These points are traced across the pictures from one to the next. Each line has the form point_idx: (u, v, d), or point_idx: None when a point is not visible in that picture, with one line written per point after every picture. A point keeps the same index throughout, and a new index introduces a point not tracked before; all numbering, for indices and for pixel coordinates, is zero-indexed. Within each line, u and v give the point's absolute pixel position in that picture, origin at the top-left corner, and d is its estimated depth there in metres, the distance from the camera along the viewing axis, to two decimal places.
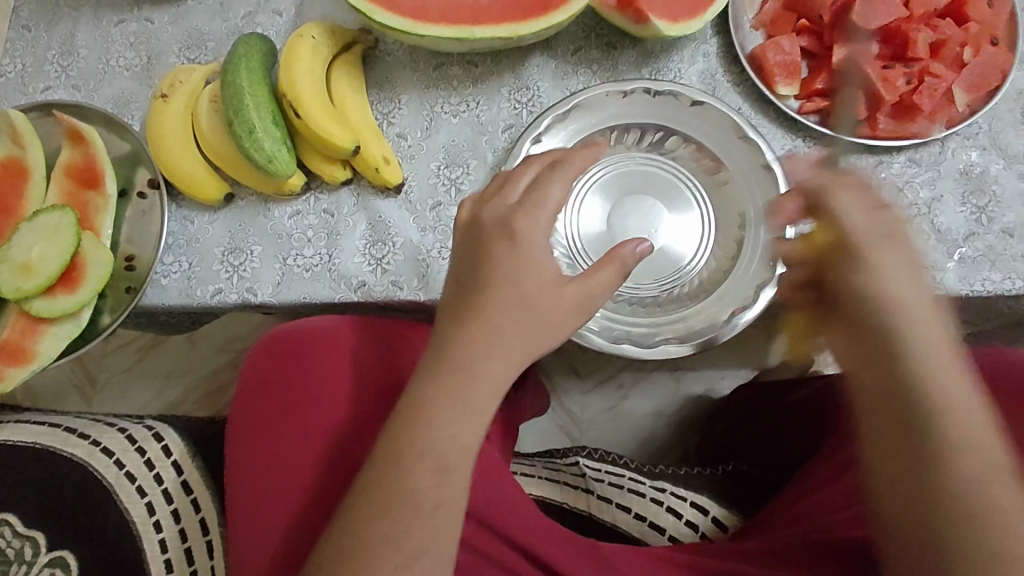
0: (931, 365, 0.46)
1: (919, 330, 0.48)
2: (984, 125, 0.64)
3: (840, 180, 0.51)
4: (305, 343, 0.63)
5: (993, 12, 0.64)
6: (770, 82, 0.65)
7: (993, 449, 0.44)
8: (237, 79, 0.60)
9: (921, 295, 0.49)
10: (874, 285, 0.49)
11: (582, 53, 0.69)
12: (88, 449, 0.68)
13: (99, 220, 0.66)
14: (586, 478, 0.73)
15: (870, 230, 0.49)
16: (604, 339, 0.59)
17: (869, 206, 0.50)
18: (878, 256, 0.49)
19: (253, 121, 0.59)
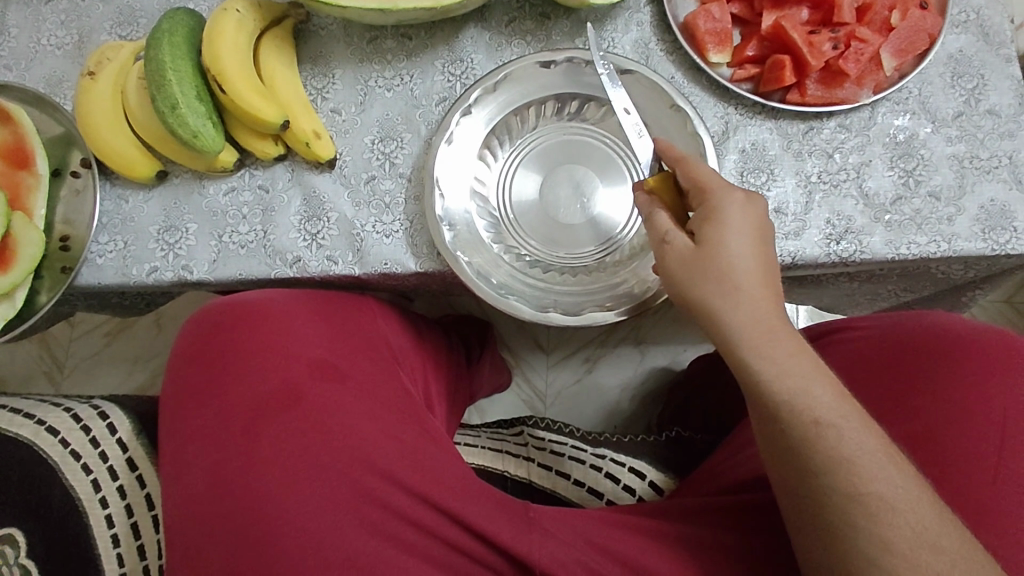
0: (786, 381, 0.49)
1: (775, 352, 0.50)
2: (913, 89, 0.65)
3: (714, 213, 0.53)
4: (247, 308, 0.62)
5: None
6: (701, 50, 0.65)
7: (862, 446, 0.47)
8: (159, 55, 0.60)
9: (774, 317, 0.51)
10: (736, 319, 0.51)
11: (516, 23, 0.68)
12: (31, 429, 0.68)
13: (31, 200, 0.66)
14: (528, 447, 0.77)
15: (741, 262, 0.52)
16: (531, 308, 0.60)
17: (750, 234, 0.52)
18: (722, 293, 0.51)
19: (175, 97, 0.59)
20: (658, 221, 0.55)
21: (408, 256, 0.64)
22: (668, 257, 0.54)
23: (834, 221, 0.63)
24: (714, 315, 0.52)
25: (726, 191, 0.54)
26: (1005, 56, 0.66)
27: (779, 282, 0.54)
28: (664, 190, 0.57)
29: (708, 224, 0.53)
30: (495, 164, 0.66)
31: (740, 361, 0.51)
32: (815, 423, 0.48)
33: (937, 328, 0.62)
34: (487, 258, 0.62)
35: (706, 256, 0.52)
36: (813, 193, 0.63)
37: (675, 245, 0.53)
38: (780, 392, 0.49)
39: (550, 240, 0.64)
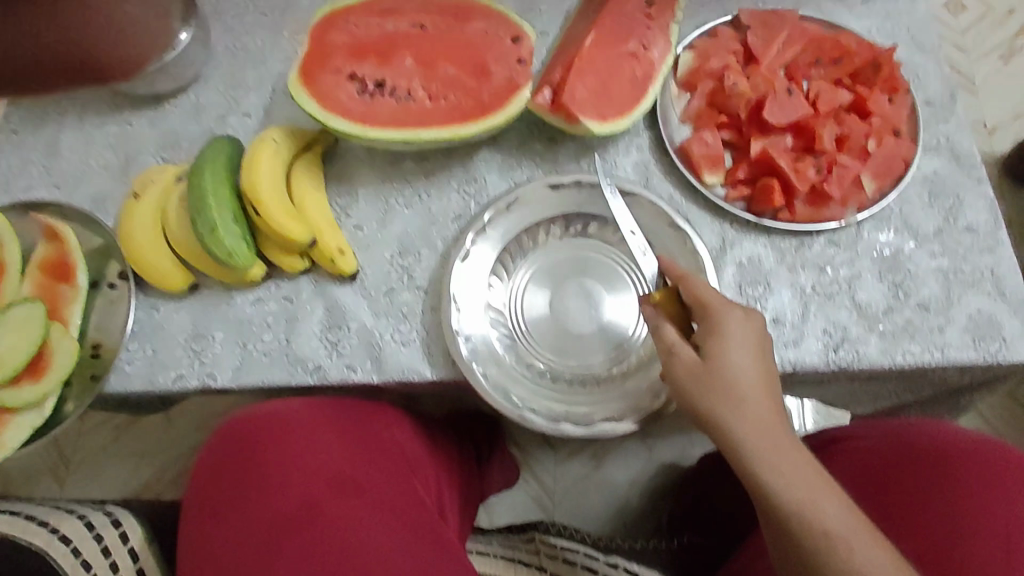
0: (795, 494, 0.50)
1: (782, 464, 0.51)
2: (894, 208, 0.70)
3: (716, 327, 0.56)
4: (273, 418, 0.65)
5: (894, 107, 0.71)
6: (697, 172, 0.71)
7: (878, 562, 0.47)
8: (202, 181, 0.66)
9: (779, 428, 0.53)
10: (743, 431, 0.53)
11: (526, 147, 0.74)
12: (45, 538, 0.66)
13: (68, 310, 0.69)
14: (540, 555, 0.77)
15: (743, 376, 0.54)
16: (543, 418, 0.62)
17: (750, 348, 0.56)
18: (728, 405, 0.53)
19: (214, 219, 0.64)
20: (664, 333, 0.58)
21: (424, 364, 0.67)
22: (675, 368, 0.57)
23: (830, 331, 0.66)
24: (722, 426, 0.54)
25: (726, 307, 0.57)
26: (976, 177, 0.71)
27: (781, 394, 0.56)
28: (669, 302, 0.60)
29: (711, 339, 0.56)
30: (498, 291, 0.69)
31: (749, 472, 0.52)
32: (827, 536, 0.48)
33: (930, 437, 0.65)
34: (500, 367, 0.65)
35: (712, 369, 0.55)
36: (809, 304, 0.67)
37: (681, 356, 0.56)
38: (790, 505, 0.50)
39: (559, 348, 0.67)
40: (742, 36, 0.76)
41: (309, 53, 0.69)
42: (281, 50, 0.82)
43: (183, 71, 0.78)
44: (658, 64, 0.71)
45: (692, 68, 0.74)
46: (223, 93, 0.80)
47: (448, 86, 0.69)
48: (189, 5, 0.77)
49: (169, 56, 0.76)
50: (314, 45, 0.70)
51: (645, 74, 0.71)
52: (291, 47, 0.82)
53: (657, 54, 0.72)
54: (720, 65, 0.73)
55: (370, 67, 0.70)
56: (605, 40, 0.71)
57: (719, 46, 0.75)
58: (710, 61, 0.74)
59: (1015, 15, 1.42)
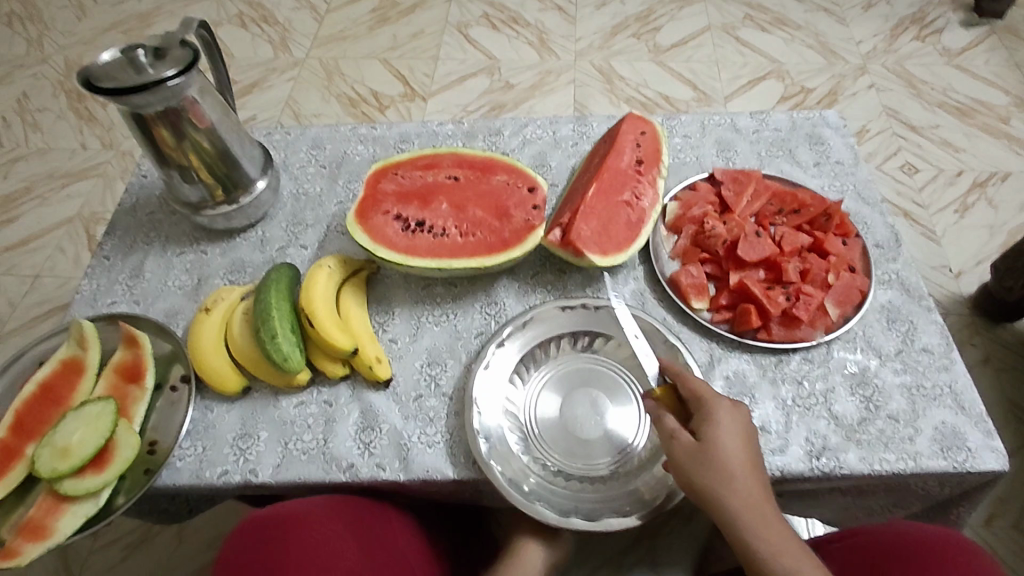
0: (779, 560, 0.62)
1: (767, 533, 0.63)
2: (858, 331, 0.81)
3: (710, 418, 0.66)
4: (288, 516, 0.70)
5: (848, 247, 0.85)
6: (685, 298, 0.83)
7: None
8: (268, 298, 0.78)
9: (762, 502, 0.65)
10: (738, 508, 0.63)
11: (539, 276, 0.88)
12: None
13: (134, 409, 0.78)
14: None
15: (735, 461, 0.65)
16: (555, 514, 0.69)
17: (738, 434, 0.66)
18: (725, 486, 0.64)
19: (276, 328, 0.75)
20: (665, 423, 0.68)
21: (447, 464, 0.74)
22: (677, 451, 0.66)
23: (811, 439, 0.74)
24: (719, 504, 0.64)
25: (716, 399, 0.68)
26: (926, 306, 0.83)
27: (762, 470, 0.67)
28: (667, 396, 0.71)
29: (705, 428, 0.66)
30: (521, 388, 0.78)
31: (744, 542, 0.63)
32: None
33: (918, 537, 0.70)
34: (515, 467, 0.72)
35: (708, 452, 0.65)
36: (791, 414, 0.76)
37: (682, 441, 0.66)
38: (775, 568, 0.62)
39: (568, 450, 0.74)
40: (717, 190, 0.93)
41: (365, 198, 0.85)
42: (336, 196, 0.99)
43: (256, 210, 0.94)
44: (649, 211, 0.87)
45: (677, 214, 0.90)
46: (285, 229, 0.96)
47: (476, 225, 0.84)
48: (267, 161, 0.95)
49: (247, 199, 0.92)
50: (369, 192, 0.86)
51: (638, 218, 0.86)
52: (345, 193, 1.00)
53: (647, 203, 0.88)
54: (699, 212, 0.89)
55: (413, 210, 0.85)
56: (604, 189, 0.87)
57: (698, 196, 0.92)
58: (692, 210, 0.90)
59: (963, 175, 1.64)
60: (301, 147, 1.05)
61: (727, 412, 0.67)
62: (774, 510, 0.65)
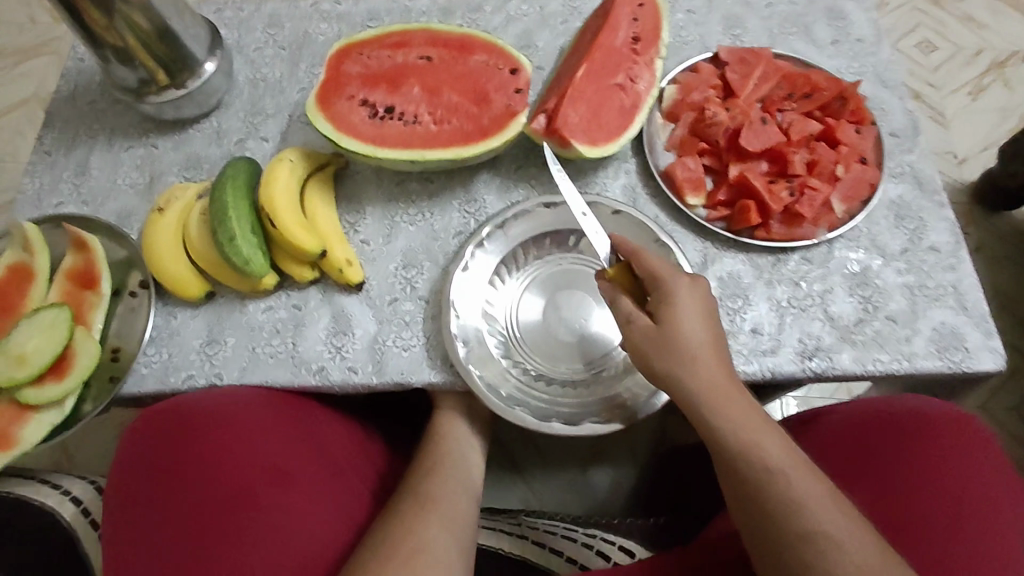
0: (740, 435, 0.59)
1: (731, 410, 0.60)
2: (864, 228, 0.75)
3: (669, 299, 0.62)
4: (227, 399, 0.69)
5: (860, 137, 0.78)
6: (680, 194, 0.77)
7: (809, 492, 0.55)
8: (224, 197, 0.71)
9: (726, 380, 0.61)
10: (699, 386, 0.60)
11: (523, 170, 0.80)
12: None
13: (92, 315, 0.74)
14: (522, 525, 0.85)
15: (695, 340, 0.61)
16: (535, 418, 0.67)
17: (699, 315, 0.62)
18: (683, 365, 0.60)
19: (233, 230, 0.69)
20: (621, 305, 0.64)
21: (424, 369, 0.71)
22: (634, 335, 0.63)
23: (805, 341, 0.71)
24: (678, 384, 0.61)
25: (676, 278, 0.64)
26: (938, 202, 0.77)
27: (727, 351, 0.63)
28: (623, 277, 0.66)
29: (663, 308, 0.62)
30: (500, 294, 0.74)
31: (702, 419, 0.60)
32: (767, 470, 0.57)
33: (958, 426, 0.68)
34: (494, 372, 0.69)
35: (668, 332, 0.61)
36: (785, 315, 0.72)
37: (639, 324, 0.63)
38: (737, 446, 0.59)
39: (550, 354, 0.71)
40: (721, 73, 0.83)
41: (326, 81, 0.75)
42: (298, 81, 0.89)
43: (208, 98, 0.84)
44: (645, 95, 0.78)
45: (676, 99, 0.81)
46: (243, 119, 0.87)
47: (451, 112, 0.75)
48: (215, 39, 0.84)
49: (195, 83, 0.82)
50: (331, 74, 0.76)
51: (632, 103, 0.78)
52: (307, 78, 0.89)
53: (643, 86, 0.78)
54: (700, 98, 0.80)
55: (381, 94, 0.76)
56: (595, 71, 0.77)
57: (699, 80, 0.82)
58: (692, 95, 0.81)
59: (982, 55, 1.51)
60: (256, 25, 0.93)
61: (685, 291, 0.63)
62: (739, 389, 0.62)
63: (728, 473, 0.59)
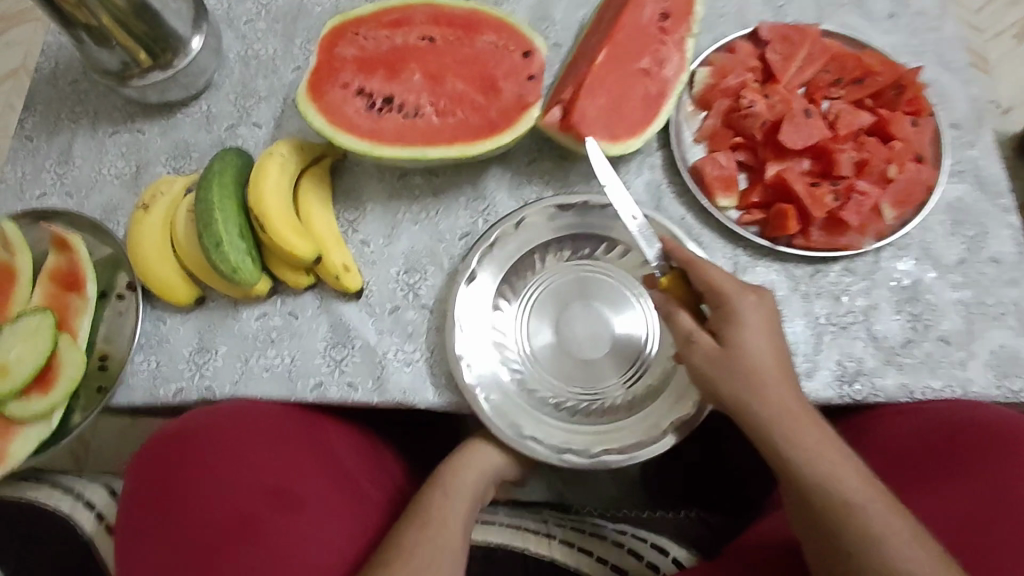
0: (818, 465, 0.51)
1: (802, 437, 0.53)
2: (916, 236, 0.68)
3: (731, 313, 0.56)
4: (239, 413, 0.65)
5: (918, 130, 0.69)
6: (709, 195, 0.69)
7: (891, 526, 0.48)
8: (209, 195, 0.65)
9: (796, 405, 0.54)
10: (767, 412, 0.54)
11: (537, 164, 0.73)
12: (72, 503, 0.72)
13: (77, 321, 0.69)
14: (548, 524, 0.73)
15: (761, 360, 0.55)
16: (547, 450, 0.61)
17: (765, 332, 0.56)
18: (749, 386, 0.54)
19: (220, 234, 0.63)
20: (680, 321, 0.58)
21: (427, 386, 0.66)
22: (695, 355, 0.57)
23: (844, 363, 0.64)
24: (744, 407, 0.54)
25: (739, 293, 0.57)
26: (1002, 206, 0.69)
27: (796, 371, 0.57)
28: (676, 287, 0.59)
29: (728, 324, 0.56)
30: (507, 310, 0.68)
31: (774, 449, 0.53)
32: (845, 504, 0.50)
33: None
34: (503, 392, 0.64)
35: (732, 354, 0.55)
36: (822, 334, 0.65)
37: (701, 343, 0.56)
38: (812, 477, 0.51)
39: (563, 374, 0.66)
40: (761, 53, 0.74)
41: (319, 66, 0.68)
42: (292, 59, 0.82)
43: (194, 80, 0.78)
44: (672, 83, 0.69)
45: (708, 85, 0.72)
46: (233, 102, 0.80)
47: (456, 102, 0.67)
48: (200, 13, 0.76)
49: (181, 63, 0.75)
50: (323, 59, 0.69)
51: (658, 92, 0.69)
52: (302, 56, 0.82)
53: (671, 71, 0.70)
54: (736, 83, 0.72)
55: (378, 82, 0.68)
56: (618, 54, 0.69)
57: (736, 61, 0.73)
58: (727, 79, 0.72)
59: None
60: None
61: (749, 307, 0.56)
62: (813, 415, 0.55)
63: (799, 509, 0.52)
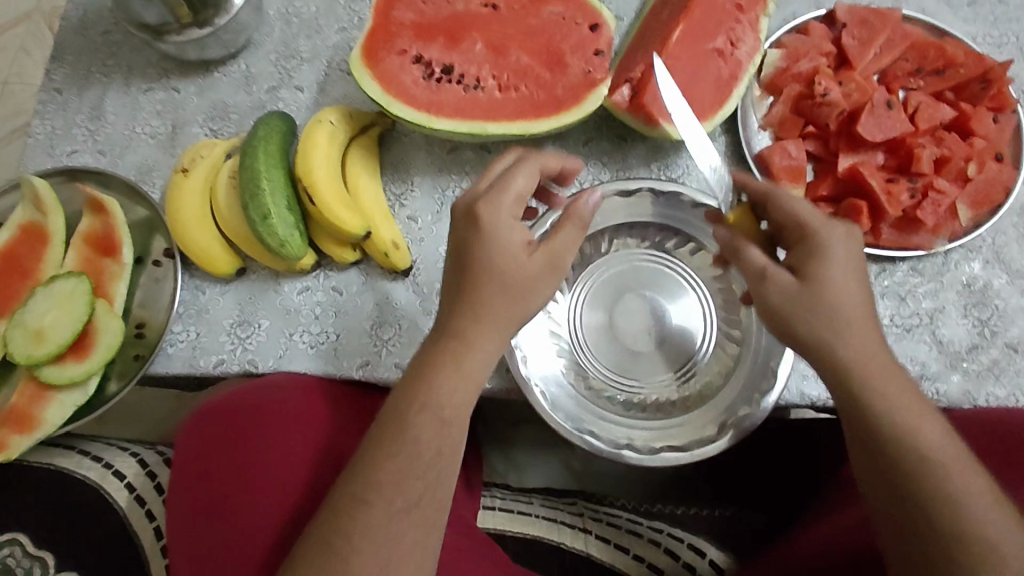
0: (897, 417, 0.46)
1: (885, 384, 0.46)
2: (988, 238, 0.65)
3: (814, 245, 0.49)
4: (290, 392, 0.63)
5: (998, 127, 0.66)
6: (775, 184, 0.66)
7: (973, 484, 0.44)
8: (255, 163, 0.62)
9: (881, 352, 0.47)
10: (853, 357, 0.47)
11: (594, 144, 0.70)
12: (100, 472, 0.70)
13: (113, 287, 0.67)
14: (584, 517, 0.72)
15: (847, 298, 0.47)
16: (606, 445, 0.59)
17: (854, 270, 0.48)
18: (833, 328, 0.47)
19: (267, 206, 0.61)
20: (749, 257, 0.51)
21: None
22: (771, 294, 0.49)
23: (908, 366, 0.62)
24: (827, 352, 0.47)
25: (826, 227, 0.49)
26: None
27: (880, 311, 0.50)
28: (745, 223, 0.55)
29: (809, 257, 0.49)
30: (560, 301, 0.66)
31: (853, 395, 0.47)
32: (922, 459, 0.45)
33: None
34: (556, 381, 0.62)
35: (817, 291, 0.47)
36: (886, 336, 0.63)
37: (778, 279, 0.49)
38: (893, 432, 0.45)
39: (617, 366, 0.64)
40: (835, 35, 0.70)
41: (374, 29, 0.64)
42: (337, 19, 0.77)
43: (235, 37, 0.74)
44: (745, 64, 0.66)
45: (778, 68, 0.69)
46: (275, 63, 0.76)
47: (519, 76, 0.64)
48: None
49: (223, 19, 0.71)
50: (379, 22, 0.65)
51: (732, 73, 0.66)
52: (347, 17, 0.77)
53: (744, 52, 0.67)
54: (809, 68, 0.68)
55: (437, 51, 0.65)
56: (693, 32, 0.66)
57: (810, 44, 0.69)
58: (799, 63, 0.68)
59: None
60: None
61: (839, 242, 0.49)
62: (896, 364, 0.48)
63: (869, 468, 0.47)
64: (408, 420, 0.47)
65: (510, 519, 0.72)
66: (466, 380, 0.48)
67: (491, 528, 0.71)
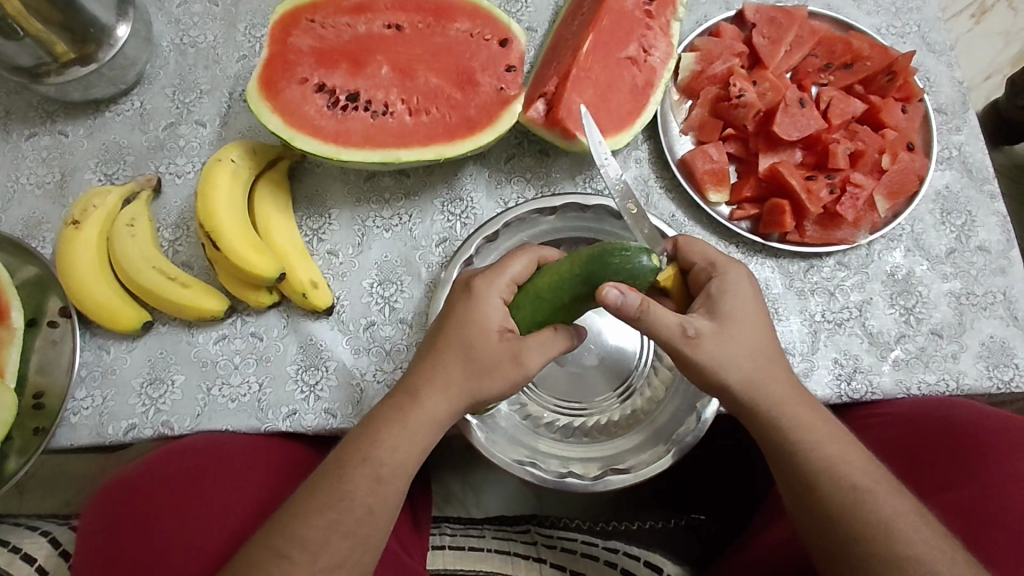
0: (826, 447, 0.47)
1: (810, 420, 0.48)
2: (906, 226, 0.67)
3: (720, 285, 0.49)
4: (220, 448, 0.58)
5: (908, 117, 0.68)
6: (700, 189, 0.66)
7: (902, 509, 0.45)
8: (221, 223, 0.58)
9: (796, 388, 0.49)
10: (775, 401, 0.48)
11: (515, 161, 0.68)
12: (6, 557, 0.64)
13: (2, 355, 0.60)
14: (538, 545, 0.71)
15: (751, 345, 0.48)
16: (550, 474, 0.57)
17: (757, 308, 0.49)
18: (756, 370, 0.48)
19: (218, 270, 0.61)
20: (660, 319, 0.47)
21: None
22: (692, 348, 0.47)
23: (842, 361, 0.62)
24: (755, 393, 0.48)
25: (728, 265, 0.50)
26: (989, 192, 0.68)
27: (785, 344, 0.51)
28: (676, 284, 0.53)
29: (716, 305, 0.49)
30: None
31: (780, 438, 0.48)
32: (854, 488, 0.46)
33: None
34: (490, 417, 0.60)
35: (729, 336, 0.48)
36: (819, 332, 0.63)
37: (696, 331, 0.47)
38: (820, 464, 0.47)
39: (557, 390, 0.63)
40: (745, 35, 0.70)
41: (272, 59, 0.61)
42: (236, 47, 0.73)
43: (123, 73, 0.68)
44: (660, 71, 0.65)
45: (694, 72, 0.68)
46: (171, 98, 0.71)
47: (429, 98, 0.62)
48: None
49: (106, 55, 0.66)
50: (276, 50, 0.61)
51: (647, 81, 0.65)
52: (248, 44, 0.73)
53: (659, 58, 0.66)
54: (722, 69, 0.67)
55: (341, 77, 0.62)
56: (604, 42, 0.64)
57: (722, 46, 0.68)
58: (713, 66, 0.68)
59: None
60: None
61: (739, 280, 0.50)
62: (810, 398, 0.50)
63: (806, 507, 0.48)
64: (347, 472, 0.47)
65: (462, 557, 0.70)
66: (409, 439, 0.47)
67: (442, 570, 0.69)
